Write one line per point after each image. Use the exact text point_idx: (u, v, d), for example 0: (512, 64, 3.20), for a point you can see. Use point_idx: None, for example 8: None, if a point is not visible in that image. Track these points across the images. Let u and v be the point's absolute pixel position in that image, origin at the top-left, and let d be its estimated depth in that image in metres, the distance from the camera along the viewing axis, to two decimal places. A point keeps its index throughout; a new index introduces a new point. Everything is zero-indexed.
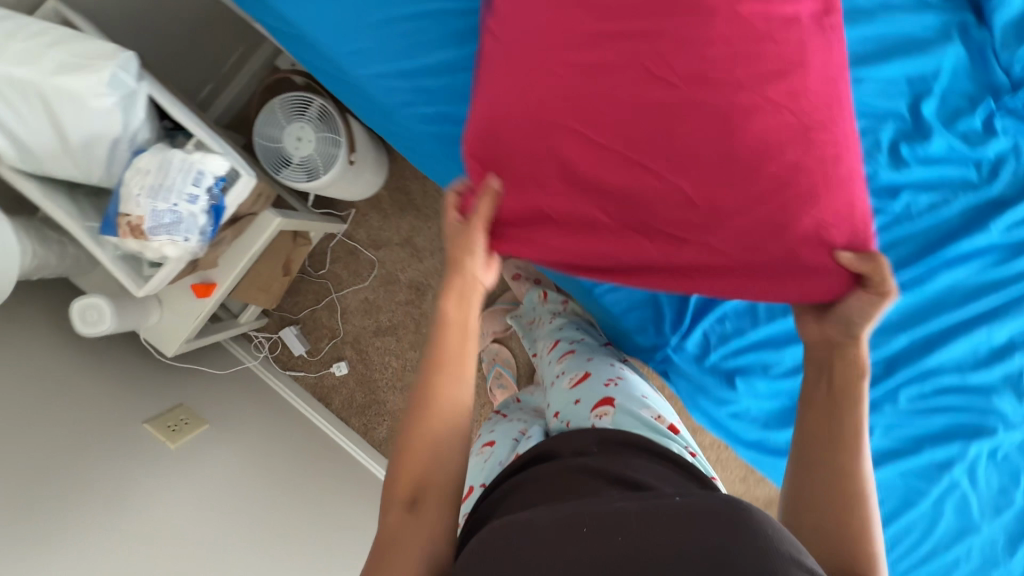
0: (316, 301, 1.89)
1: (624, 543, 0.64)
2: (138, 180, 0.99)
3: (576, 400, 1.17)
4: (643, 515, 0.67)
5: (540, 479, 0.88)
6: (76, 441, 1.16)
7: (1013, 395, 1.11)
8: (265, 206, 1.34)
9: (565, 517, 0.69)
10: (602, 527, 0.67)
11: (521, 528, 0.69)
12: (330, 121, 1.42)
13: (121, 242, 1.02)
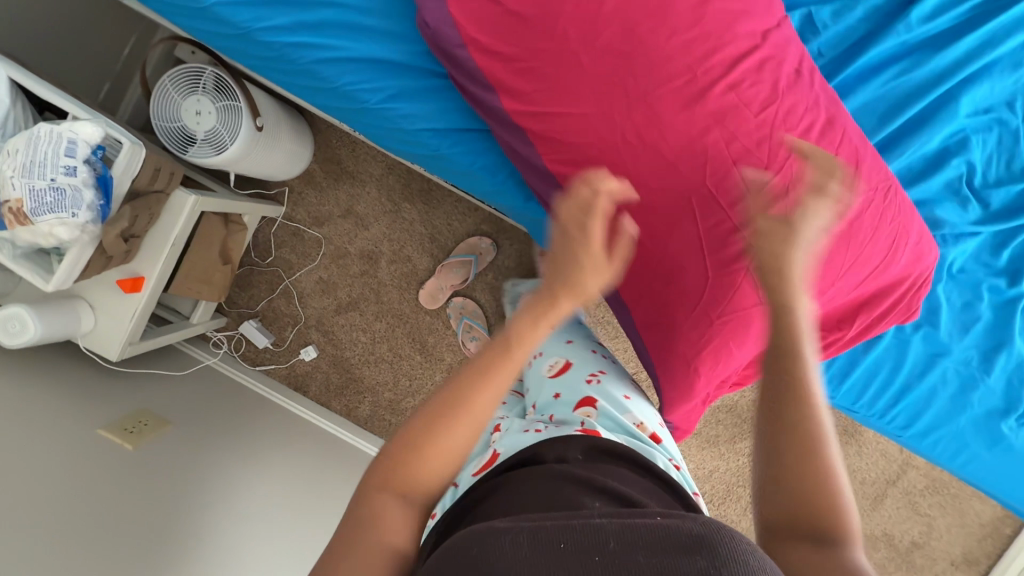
0: (270, 290, 1.82)
1: (600, 564, 0.56)
2: (8, 161, 0.93)
3: (558, 394, 1.04)
4: (622, 535, 0.59)
5: (525, 483, 0.76)
6: (46, 445, 1.14)
7: (957, 203, 0.94)
8: (175, 186, 1.28)
9: (544, 530, 0.60)
10: (583, 553, 0.57)
11: (497, 539, 0.59)
12: (226, 88, 1.31)
13: (13, 234, 0.97)
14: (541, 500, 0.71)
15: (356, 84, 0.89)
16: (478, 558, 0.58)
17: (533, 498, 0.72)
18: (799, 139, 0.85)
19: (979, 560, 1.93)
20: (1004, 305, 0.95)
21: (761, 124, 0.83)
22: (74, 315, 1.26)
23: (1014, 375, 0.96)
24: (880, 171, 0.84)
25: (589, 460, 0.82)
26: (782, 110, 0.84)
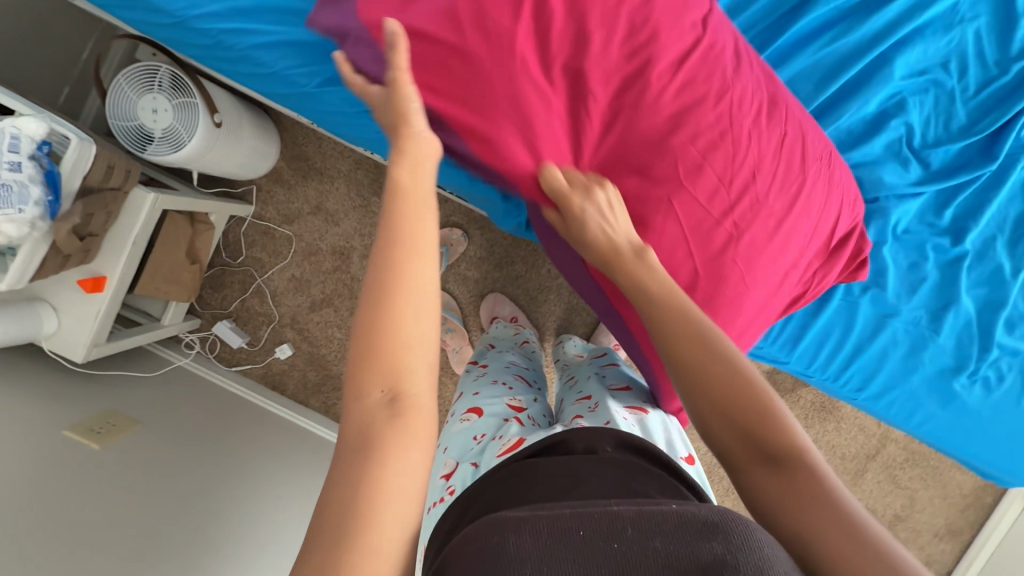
0: (243, 289, 1.82)
1: (618, 552, 0.53)
2: None
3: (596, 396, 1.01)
4: (640, 522, 0.55)
5: (544, 473, 0.75)
6: (9, 444, 1.13)
7: (897, 164, 0.95)
8: (133, 183, 1.27)
9: (566, 518, 0.57)
10: (603, 542, 0.54)
11: (516, 526, 0.56)
12: (185, 86, 1.32)
13: None
14: (566, 489, 0.70)
15: (294, 68, 0.88)
16: (499, 546, 0.54)
17: (560, 485, 0.72)
18: (733, 105, 0.84)
19: (961, 530, 1.95)
20: (949, 264, 0.97)
21: (693, 96, 0.83)
22: (36, 317, 1.25)
23: (963, 333, 0.98)
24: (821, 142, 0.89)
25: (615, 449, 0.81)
26: (714, 87, 0.84)
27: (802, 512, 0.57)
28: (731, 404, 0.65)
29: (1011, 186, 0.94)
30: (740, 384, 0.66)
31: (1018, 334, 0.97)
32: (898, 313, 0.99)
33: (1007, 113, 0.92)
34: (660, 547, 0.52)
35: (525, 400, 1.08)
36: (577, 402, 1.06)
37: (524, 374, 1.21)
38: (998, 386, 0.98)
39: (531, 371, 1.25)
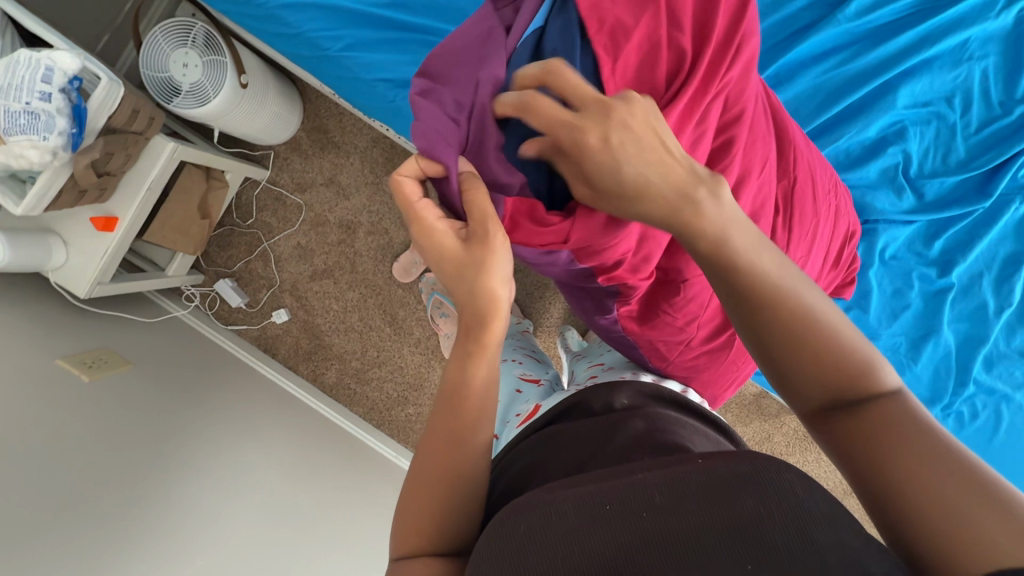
0: (248, 251, 1.86)
1: (647, 518, 0.52)
2: None
3: (605, 367, 1.09)
4: (666, 486, 0.53)
5: (565, 438, 0.79)
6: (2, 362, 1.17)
7: (892, 191, 0.97)
8: (155, 131, 1.32)
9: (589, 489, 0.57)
10: (630, 510, 0.53)
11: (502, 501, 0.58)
12: (218, 47, 1.37)
13: None
14: (588, 453, 0.74)
15: (319, 31, 0.92)
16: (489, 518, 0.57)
17: (579, 453, 0.75)
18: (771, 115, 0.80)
19: None
20: (933, 295, 0.99)
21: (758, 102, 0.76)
22: (47, 247, 1.30)
23: (940, 365, 0.99)
24: (823, 173, 0.87)
25: (635, 400, 0.86)
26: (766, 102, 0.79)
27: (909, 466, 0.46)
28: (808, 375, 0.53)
29: (1003, 224, 0.96)
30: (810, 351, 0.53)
31: (995, 374, 0.99)
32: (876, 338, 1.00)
33: (1007, 154, 0.94)
34: (690, 512, 0.50)
35: (537, 375, 1.20)
36: (587, 369, 1.14)
37: (534, 353, 1.34)
38: (973, 421, 0.99)
39: (540, 351, 1.37)
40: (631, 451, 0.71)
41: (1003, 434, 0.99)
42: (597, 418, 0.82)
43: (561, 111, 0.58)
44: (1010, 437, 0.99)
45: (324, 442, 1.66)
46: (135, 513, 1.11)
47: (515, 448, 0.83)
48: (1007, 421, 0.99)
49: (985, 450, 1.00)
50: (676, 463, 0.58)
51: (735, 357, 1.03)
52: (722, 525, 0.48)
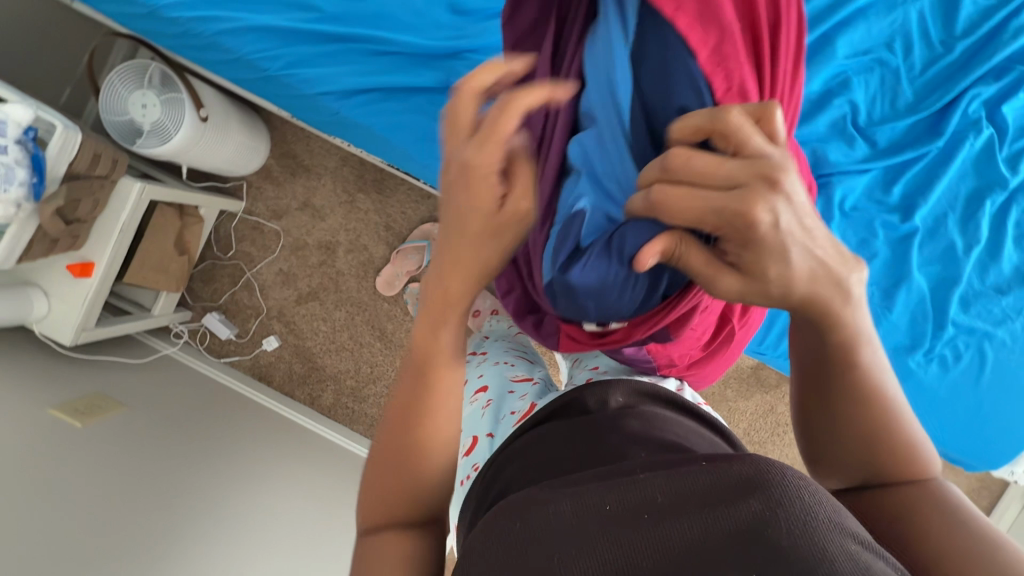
0: (233, 283, 1.88)
1: (648, 523, 0.51)
2: None
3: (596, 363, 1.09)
4: (669, 489, 0.53)
5: (557, 438, 0.78)
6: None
7: (844, 142, 0.96)
8: (121, 174, 1.34)
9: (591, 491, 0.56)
10: (631, 513, 0.52)
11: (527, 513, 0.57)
12: (174, 83, 1.38)
13: None
14: (578, 456, 0.73)
15: (259, 52, 0.92)
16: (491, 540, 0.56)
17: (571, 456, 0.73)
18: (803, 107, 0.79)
19: None
20: (899, 241, 0.98)
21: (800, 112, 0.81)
22: (27, 299, 1.32)
23: (916, 311, 0.98)
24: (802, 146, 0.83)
25: (629, 399, 0.85)
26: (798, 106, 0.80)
27: (923, 523, 0.52)
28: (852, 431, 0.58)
29: (958, 161, 0.96)
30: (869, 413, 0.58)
31: (973, 313, 0.98)
32: None
33: (954, 91, 0.94)
34: (693, 513, 0.49)
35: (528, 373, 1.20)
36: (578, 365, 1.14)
37: (525, 353, 1.33)
38: (959, 364, 0.98)
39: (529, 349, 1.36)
40: (626, 448, 0.70)
41: (990, 374, 0.98)
42: (591, 417, 0.81)
43: (709, 192, 0.48)
44: (996, 374, 0.98)
45: (327, 462, 1.67)
46: (139, 552, 1.11)
47: (508, 447, 0.83)
48: (993, 362, 0.98)
49: (974, 393, 0.98)
50: (679, 466, 0.57)
51: (735, 347, 1.02)
52: (724, 527, 0.47)
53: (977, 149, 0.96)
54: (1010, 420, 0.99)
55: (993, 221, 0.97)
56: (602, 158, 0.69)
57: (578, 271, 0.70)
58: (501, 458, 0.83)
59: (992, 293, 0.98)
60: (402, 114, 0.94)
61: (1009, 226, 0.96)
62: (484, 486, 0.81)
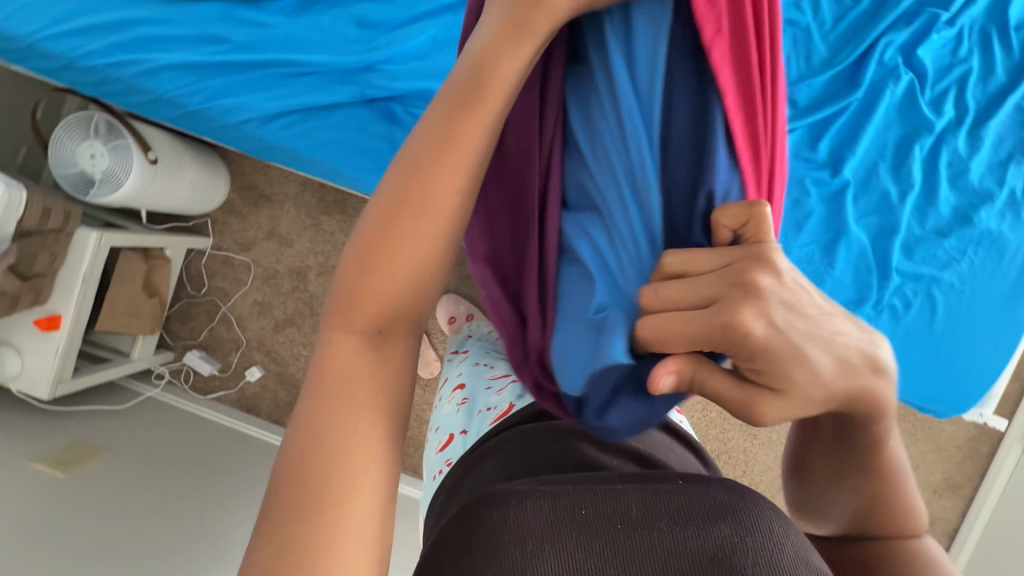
0: (209, 319, 1.90)
1: (622, 534, 0.53)
2: None
3: None
4: (646, 502, 0.56)
5: (527, 442, 0.81)
6: None
7: None
8: (77, 225, 1.36)
9: (568, 492, 0.57)
10: (608, 522, 0.54)
11: (513, 501, 0.57)
12: (120, 130, 1.41)
13: None
14: (546, 456, 0.76)
15: (177, 90, 0.94)
16: (463, 542, 0.55)
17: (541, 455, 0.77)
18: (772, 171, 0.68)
19: (962, 485, 1.81)
20: (833, 196, 0.98)
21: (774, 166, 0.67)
22: None
23: (860, 264, 0.98)
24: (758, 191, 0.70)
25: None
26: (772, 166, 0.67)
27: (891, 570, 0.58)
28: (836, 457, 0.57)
29: (884, 108, 0.96)
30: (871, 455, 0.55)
31: (917, 259, 0.98)
32: (792, 248, 0.98)
33: (864, 44, 0.97)
34: (665, 532, 0.53)
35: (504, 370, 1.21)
36: None
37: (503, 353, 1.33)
38: (910, 311, 0.99)
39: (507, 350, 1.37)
40: (599, 456, 0.73)
41: (942, 318, 0.99)
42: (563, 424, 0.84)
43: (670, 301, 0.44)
44: (947, 318, 0.99)
45: None
46: None
47: (483, 446, 0.88)
48: (944, 304, 0.98)
49: (929, 339, 0.99)
50: (656, 482, 0.59)
51: None
52: (696, 551, 0.51)
53: (899, 96, 0.96)
54: (963, 364, 1.00)
55: (925, 163, 0.98)
56: (624, 260, 0.53)
57: (616, 420, 0.52)
58: (474, 459, 0.87)
59: (932, 234, 0.98)
60: (325, 133, 0.96)
61: (942, 168, 0.97)
62: (452, 486, 0.84)
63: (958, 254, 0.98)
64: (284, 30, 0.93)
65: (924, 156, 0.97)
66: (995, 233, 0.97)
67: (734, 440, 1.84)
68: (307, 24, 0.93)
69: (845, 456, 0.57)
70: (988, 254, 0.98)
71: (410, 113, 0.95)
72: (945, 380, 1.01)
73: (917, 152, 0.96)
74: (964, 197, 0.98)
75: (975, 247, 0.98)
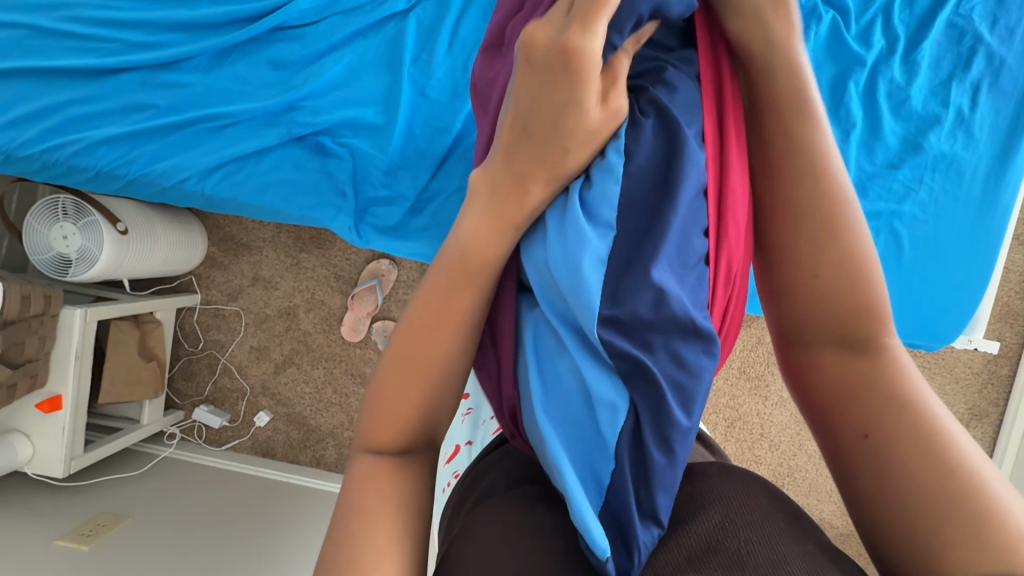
0: (211, 371, 1.94)
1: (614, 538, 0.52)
2: None
3: None
4: None
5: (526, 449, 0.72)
6: (7, 562, 1.24)
7: None
8: (60, 306, 1.41)
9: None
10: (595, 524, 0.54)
11: (506, 518, 0.56)
12: (86, 207, 1.44)
13: None
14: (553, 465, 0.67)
15: (112, 162, 0.99)
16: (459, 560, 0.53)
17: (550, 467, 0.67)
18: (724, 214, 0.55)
19: (988, 412, 1.74)
20: None
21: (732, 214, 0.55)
22: (9, 444, 1.39)
23: None
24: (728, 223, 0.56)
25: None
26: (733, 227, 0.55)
27: (880, 403, 0.49)
28: (834, 365, 0.52)
29: (809, 55, 1.05)
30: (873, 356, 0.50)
31: (874, 196, 1.03)
32: None
33: None
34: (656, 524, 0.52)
35: None
36: None
37: None
38: (880, 241, 1.03)
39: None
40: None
41: (912, 244, 1.03)
42: None
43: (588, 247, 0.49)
44: (915, 250, 1.03)
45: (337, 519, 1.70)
46: None
47: (483, 454, 0.77)
48: (909, 229, 1.02)
49: (900, 267, 1.03)
50: None
51: None
52: (694, 545, 0.50)
53: (823, 36, 1.05)
54: (942, 292, 1.03)
55: (860, 97, 1.04)
56: (653, 387, 0.52)
57: (648, 530, 0.52)
58: (480, 469, 0.74)
59: (878, 164, 1.04)
60: (262, 178, 1.02)
61: (881, 99, 1.03)
62: (458, 501, 0.71)
63: (913, 177, 1.02)
64: (204, 88, 1.01)
65: (856, 89, 1.04)
66: (949, 154, 1.02)
67: (746, 405, 1.80)
68: (225, 77, 1.01)
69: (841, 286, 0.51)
70: (946, 177, 1.02)
71: (338, 143, 1.02)
72: (924, 305, 1.04)
73: (850, 88, 1.04)
74: (911, 124, 1.03)
75: (925, 169, 1.02)
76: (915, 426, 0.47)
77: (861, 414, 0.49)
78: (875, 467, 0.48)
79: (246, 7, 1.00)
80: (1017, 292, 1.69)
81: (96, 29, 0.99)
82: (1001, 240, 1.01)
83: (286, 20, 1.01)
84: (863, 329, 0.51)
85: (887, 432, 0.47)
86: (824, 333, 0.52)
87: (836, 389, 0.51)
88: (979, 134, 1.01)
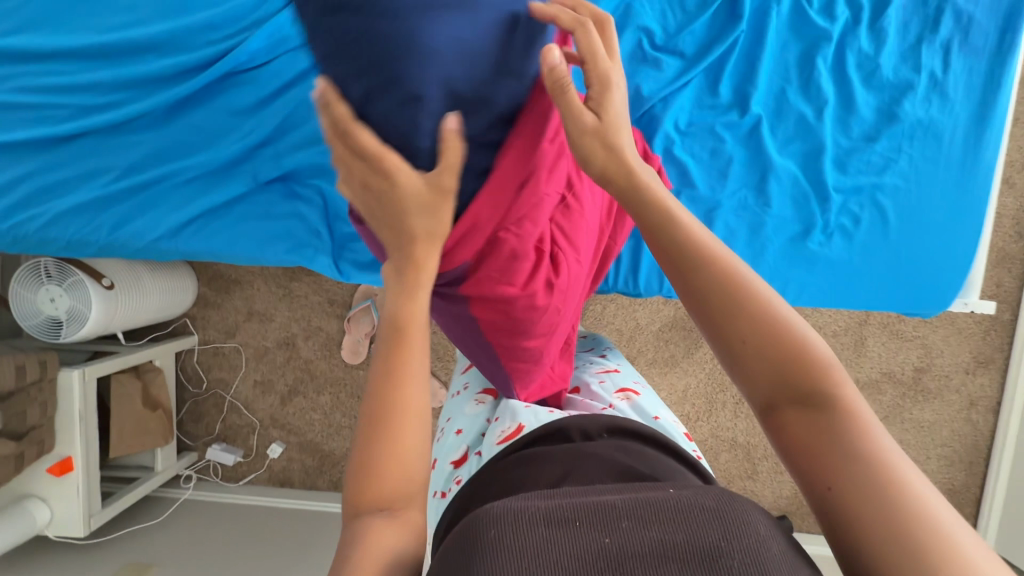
0: (218, 411, 1.94)
1: (610, 547, 0.45)
2: None
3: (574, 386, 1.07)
4: (636, 510, 0.48)
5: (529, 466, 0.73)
6: None
7: (651, 68, 1.04)
8: (57, 368, 1.41)
9: (563, 508, 0.49)
10: (597, 530, 0.46)
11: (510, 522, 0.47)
12: (67, 267, 1.42)
13: None
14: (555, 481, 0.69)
15: (82, 230, 0.98)
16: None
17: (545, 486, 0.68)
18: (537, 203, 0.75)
19: (993, 358, 1.74)
20: (749, 133, 1.04)
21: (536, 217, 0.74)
22: (27, 512, 1.40)
23: (796, 192, 1.04)
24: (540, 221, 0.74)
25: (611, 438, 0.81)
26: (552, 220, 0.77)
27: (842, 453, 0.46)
28: (803, 436, 0.49)
29: (772, 35, 1.03)
30: (832, 397, 0.49)
31: (853, 171, 1.02)
32: (716, 183, 1.05)
33: None
34: (655, 537, 0.45)
35: None
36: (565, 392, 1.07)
37: None
38: (866, 213, 1.02)
39: None
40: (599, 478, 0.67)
41: (899, 213, 1.02)
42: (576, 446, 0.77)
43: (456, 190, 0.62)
44: (902, 219, 1.02)
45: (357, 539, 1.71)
46: None
47: (485, 469, 0.79)
48: (890, 198, 1.02)
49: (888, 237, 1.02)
50: (647, 492, 0.52)
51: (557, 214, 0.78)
52: (687, 554, 0.43)
53: (785, 14, 1.03)
54: (940, 256, 1.02)
55: (828, 72, 1.02)
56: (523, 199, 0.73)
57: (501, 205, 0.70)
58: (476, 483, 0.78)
59: (854, 135, 1.02)
60: (233, 227, 1.01)
61: (851, 70, 1.01)
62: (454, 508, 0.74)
63: (888, 146, 1.01)
64: (161, 142, 1.00)
65: (822, 64, 1.02)
66: (925, 120, 1.01)
67: None
68: (182, 129, 1.00)
69: (759, 323, 0.51)
70: (925, 143, 1.01)
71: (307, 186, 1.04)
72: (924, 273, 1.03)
73: (815, 65, 1.02)
74: (884, 94, 1.01)
75: (904, 136, 1.01)
76: (892, 492, 0.43)
77: (822, 466, 0.47)
78: (848, 525, 0.44)
79: (193, 56, 0.98)
80: (1010, 235, 1.67)
81: (44, 96, 0.97)
82: (987, 200, 1.01)
83: (237, 64, 0.99)
84: (802, 376, 0.50)
85: (846, 483, 0.45)
86: (773, 383, 0.50)
87: (801, 446, 0.49)
88: (955, 96, 1.00)
